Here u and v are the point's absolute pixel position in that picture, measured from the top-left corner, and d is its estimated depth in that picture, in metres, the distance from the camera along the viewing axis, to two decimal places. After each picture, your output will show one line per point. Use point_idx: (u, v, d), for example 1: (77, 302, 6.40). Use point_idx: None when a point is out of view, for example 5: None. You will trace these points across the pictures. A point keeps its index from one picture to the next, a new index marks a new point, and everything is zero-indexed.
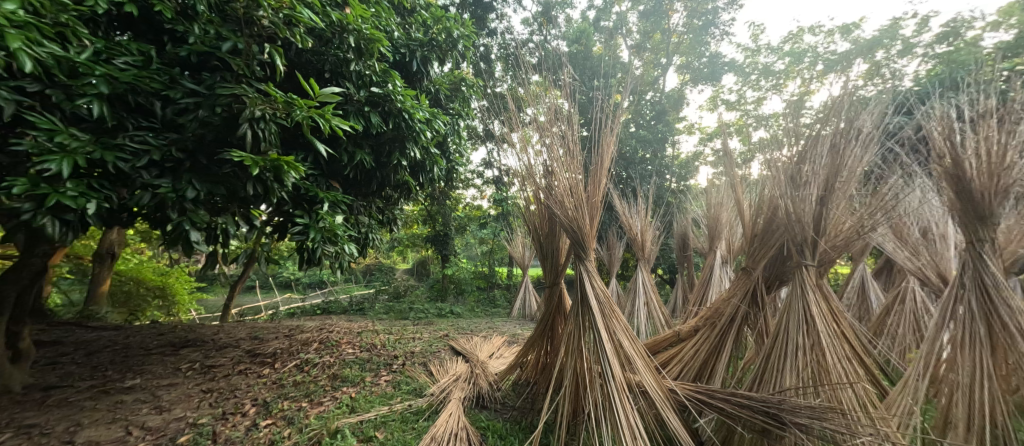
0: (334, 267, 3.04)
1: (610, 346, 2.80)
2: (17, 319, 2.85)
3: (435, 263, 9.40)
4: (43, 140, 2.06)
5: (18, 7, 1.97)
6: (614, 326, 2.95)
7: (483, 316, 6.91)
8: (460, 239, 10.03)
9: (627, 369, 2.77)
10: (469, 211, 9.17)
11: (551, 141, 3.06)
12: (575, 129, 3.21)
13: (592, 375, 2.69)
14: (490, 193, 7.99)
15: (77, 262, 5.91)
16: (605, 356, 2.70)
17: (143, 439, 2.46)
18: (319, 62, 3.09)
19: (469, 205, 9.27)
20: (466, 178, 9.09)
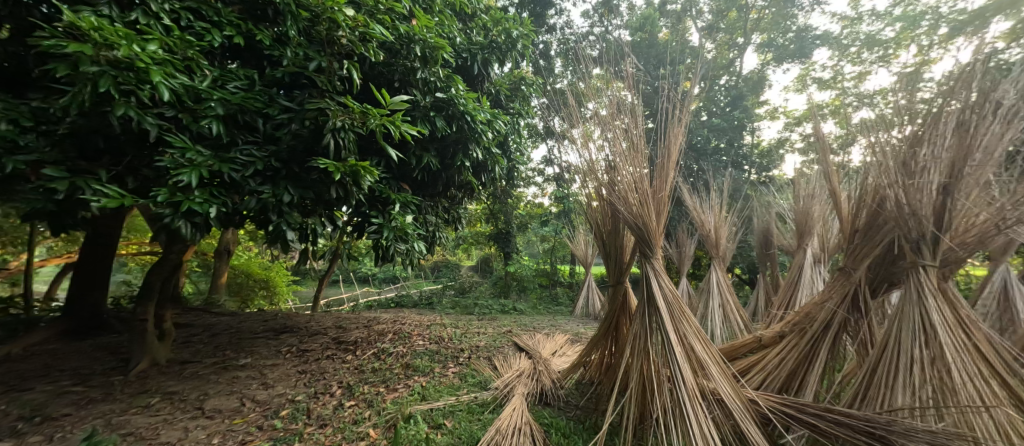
0: (406, 263, 3.27)
1: (680, 349, 2.65)
2: (161, 304, 3.47)
3: (499, 260, 9.61)
4: (177, 157, 2.48)
5: (158, 47, 2.39)
6: (685, 328, 2.78)
7: (546, 314, 6.90)
8: (522, 237, 10.12)
9: (700, 374, 2.61)
10: (531, 209, 9.31)
11: (613, 136, 2.97)
12: (638, 122, 3.07)
13: (661, 379, 2.58)
14: (552, 190, 7.98)
15: (202, 258, 6.99)
16: (675, 360, 2.57)
17: (253, 410, 2.87)
18: (389, 72, 3.31)
19: (530, 203, 9.37)
20: (527, 177, 9.16)
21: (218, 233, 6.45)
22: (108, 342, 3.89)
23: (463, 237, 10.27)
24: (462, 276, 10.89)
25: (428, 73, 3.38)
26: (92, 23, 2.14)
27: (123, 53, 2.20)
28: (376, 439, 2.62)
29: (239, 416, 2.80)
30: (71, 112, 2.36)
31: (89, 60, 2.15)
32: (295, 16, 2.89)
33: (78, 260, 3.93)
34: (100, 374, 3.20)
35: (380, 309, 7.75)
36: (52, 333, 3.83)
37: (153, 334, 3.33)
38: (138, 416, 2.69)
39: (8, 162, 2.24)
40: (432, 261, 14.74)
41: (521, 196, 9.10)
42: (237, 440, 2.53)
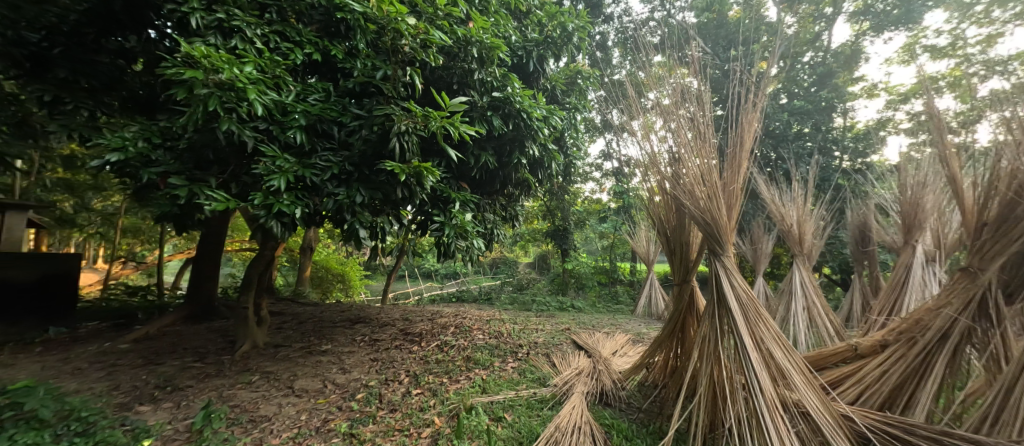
0: (466, 260, 3.37)
1: (757, 354, 2.43)
2: (259, 294, 3.94)
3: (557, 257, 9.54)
4: (270, 164, 2.79)
5: (252, 68, 2.70)
6: (762, 332, 2.54)
7: (605, 313, 6.72)
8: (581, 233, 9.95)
9: (780, 384, 2.37)
10: (589, 205, 9.12)
11: (678, 126, 2.79)
12: (706, 110, 2.85)
13: (734, 386, 2.39)
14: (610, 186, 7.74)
15: (290, 254, 7.81)
16: (751, 367, 2.36)
17: (334, 392, 3.17)
18: (449, 76, 3.44)
19: (588, 199, 9.16)
20: (585, 172, 8.95)
21: (303, 232, 7.18)
22: (219, 326, 4.51)
23: (521, 234, 10.38)
24: (519, 273, 11.01)
25: (485, 74, 3.45)
26: (202, 51, 2.48)
27: (226, 76, 2.52)
28: (440, 428, 2.75)
29: (322, 396, 3.10)
30: (187, 129, 2.76)
31: (200, 84, 2.50)
32: (363, 29, 3.10)
33: (195, 256, 4.60)
34: (214, 353, 3.73)
35: (443, 302, 8.11)
36: (178, 317, 4.53)
37: (253, 321, 3.80)
38: (242, 391, 3.09)
39: (142, 173, 2.68)
40: (492, 257, 15.10)
41: (578, 192, 8.96)
42: (321, 419, 2.81)
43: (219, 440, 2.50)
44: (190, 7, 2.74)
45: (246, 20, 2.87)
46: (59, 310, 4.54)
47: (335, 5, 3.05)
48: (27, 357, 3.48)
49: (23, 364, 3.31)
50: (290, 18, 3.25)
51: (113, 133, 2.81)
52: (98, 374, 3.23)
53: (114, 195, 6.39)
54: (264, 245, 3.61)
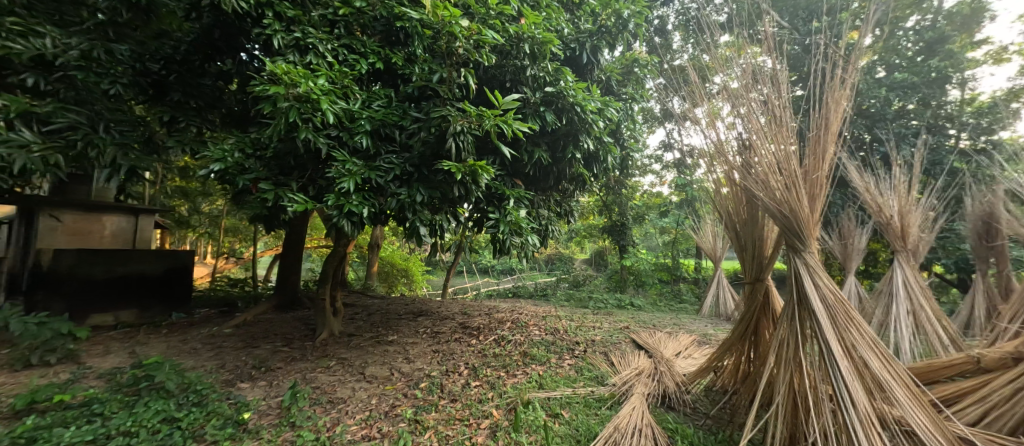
0: (521, 256, 3.40)
1: (848, 363, 2.14)
2: (334, 287, 4.30)
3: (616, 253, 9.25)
4: (341, 167, 2.99)
5: (324, 80, 2.93)
6: (856, 338, 2.22)
7: (668, 312, 6.38)
8: (640, 228, 9.56)
9: (878, 397, 2.08)
10: (648, 199, 8.71)
11: (748, 110, 2.52)
12: (782, 91, 2.54)
13: (819, 398, 2.14)
14: (672, 178, 7.33)
15: (360, 250, 8.45)
16: (840, 377, 2.10)
17: (399, 379, 3.38)
18: (501, 74, 3.48)
19: (648, 193, 8.79)
20: (643, 164, 8.58)
21: (371, 230, 7.75)
22: (302, 316, 5.00)
23: (578, 229, 10.23)
24: (576, 269, 10.88)
25: (537, 70, 3.43)
26: (283, 69, 2.73)
27: (303, 89, 2.76)
28: (498, 420, 2.82)
29: (390, 383, 3.32)
30: (271, 139, 3.07)
31: (282, 98, 2.76)
32: (420, 36, 3.22)
33: (282, 253, 5.13)
34: (299, 340, 4.14)
35: (501, 298, 8.25)
36: (270, 306, 5.10)
37: (329, 311, 4.16)
38: (322, 375, 3.41)
39: (236, 180, 3.04)
40: (548, 253, 15.10)
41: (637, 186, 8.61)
42: (389, 404, 3.02)
43: (303, 417, 2.79)
44: (273, 29, 3.03)
45: (318, 37, 3.12)
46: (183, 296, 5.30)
47: (395, 14, 3.20)
48: (157, 338, 4.13)
49: (154, 343, 3.93)
50: (356, 30, 3.47)
51: (214, 146, 3.21)
52: (209, 354, 3.74)
53: (219, 199, 7.32)
54: (337, 243, 3.93)
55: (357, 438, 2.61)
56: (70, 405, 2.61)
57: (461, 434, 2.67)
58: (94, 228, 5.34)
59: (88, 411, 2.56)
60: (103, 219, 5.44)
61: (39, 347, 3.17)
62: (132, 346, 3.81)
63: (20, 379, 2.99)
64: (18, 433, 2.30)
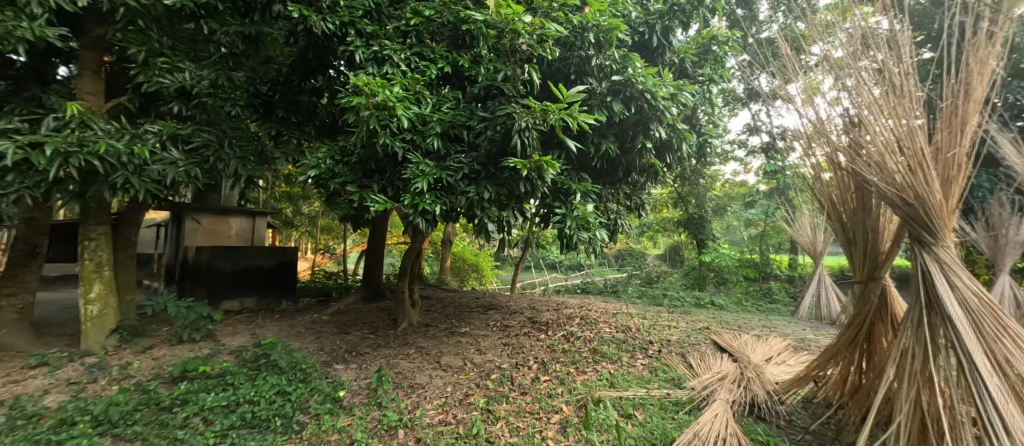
0: (589, 252, 3.31)
1: (1000, 383, 1.74)
2: (412, 281, 4.61)
3: (696, 248, 8.62)
4: (415, 168, 3.10)
5: (398, 88, 3.10)
6: (1011, 352, 1.79)
7: (756, 312, 5.77)
8: (721, 220, 8.81)
9: None
10: (730, 188, 8.31)
11: (857, 81, 2.08)
12: (905, 54, 2.05)
13: (958, 424, 1.77)
14: (761, 165, 6.57)
15: (434, 246, 8.95)
16: (988, 401, 1.71)
17: (472, 370, 3.52)
18: (566, 67, 3.48)
19: (730, 182, 8.38)
20: (724, 151, 7.92)
21: (442, 227, 8.32)
22: (386, 306, 5.45)
23: (653, 223, 9.74)
24: (649, 265, 10.40)
25: (603, 59, 3.33)
26: (364, 80, 2.94)
27: (381, 98, 2.93)
28: (568, 416, 2.82)
29: (463, 372, 3.49)
30: (356, 146, 3.30)
31: (364, 108, 2.95)
32: (485, 36, 3.27)
33: (368, 249, 5.62)
34: (383, 328, 4.52)
35: (569, 293, 8.16)
36: (359, 297, 5.62)
37: (408, 303, 4.48)
38: (403, 361, 3.68)
39: (328, 184, 3.39)
40: (621, 248, 14.62)
41: (715, 176, 8.38)
42: (463, 392, 3.17)
43: (388, 398, 3.04)
44: (354, 45, 3.30)
45: (393, 48, 3.34)
46: (290, 286, 6.06)
47: (461, 18, 3.30)
48: (272, 322, 4.79)
49: (271, 327, 4.57)
50: (426, 38, 3.66)
51: (310, 155, 3.60)
52: (311, 338, 4.24)
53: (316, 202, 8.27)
54: (414, 239, 4.21)
55: (435, 423, 2.78)
56: (210, 375, 3.15)
57: (532, 427, 2.72)
58: (223, 228, 6.35)
59: (222, 381, 3.07)
60: (229, 220, 6.45)
61: (188, 326, 3.87)
62: (253, 329, 4.47)
63: (176, 351, 3.68)
64: (175, 395, 2.85)
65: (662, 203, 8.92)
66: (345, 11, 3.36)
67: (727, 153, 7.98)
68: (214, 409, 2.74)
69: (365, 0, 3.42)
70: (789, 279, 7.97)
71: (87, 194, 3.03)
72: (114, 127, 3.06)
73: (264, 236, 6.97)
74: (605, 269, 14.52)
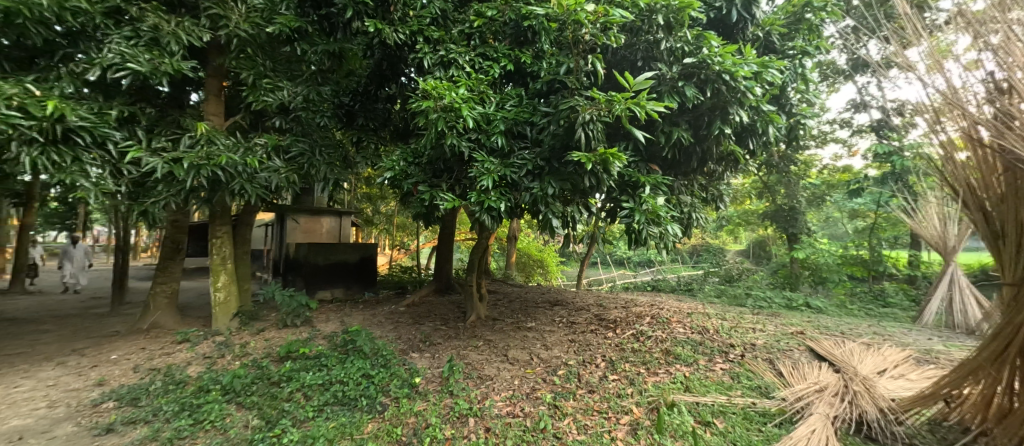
0: (660, 247, 3.13)
1: None
2: (480, 275, 4.77)
3: (788, 243, 7.73)
4: (480, 167, 3.17)
5: (463, 88, 3.20)
6: None
7: (864, 317, 5.00)
8: (819, 211, 7.78)
9: None
10: (830, 174, 7.62)
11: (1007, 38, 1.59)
12: None
13: None
14: (872, 146, 5.66)
15: (501, 242, 9.12)
16: None
17: (539, 365, 3.54)
18: (633, 53, 3.38)
19: (829, 168, 7.70)
20: (822, 132, 6.97)
21: (507, 223, 8.49)
22: (457, 300, 5.70)
23: (737, 215, 8.92)
24: (731, 263, 9.58)
25: (673, 42, 3.13)
26: (432, 84, 3.08)
27: (447, 99, 3.03)
28: (639, 418, 2.72)
29: (530, 367, 3.53)
30: (426, 148, 3.43)
31: (432, 111, 3.07)
32: (547, 30, 3.26)
33: (438, 246, 5.91)
34: (454, 321, 4.74)
35: (639, 291, 7.79)
36: (432, 290, 5.94)
37: (476, 296, 4.64)
38: (472, 353, 3.83)
39: (402, 185, 3.62)
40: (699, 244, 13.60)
41: (811, 161, 7.64)
42: (530, 386, 3.21)
43: (460, 387, 3.18)
44: (423, 52, 3.47)
45: (458, 51, 3.48)
46: (372, 278, 6.59)
47: (522, 14, 3.30)
48: (358, 312, 5.28)
49: (357, 316, 5.03)
50: (489, 38, 3.74)
51: (386, 158, 3.89)
52: (390, 328, 4.59)
53: (391, 201, 9.04)
54: (481, 235, 4.34)
55: (503, 414, 2.86)
56: (309, 356, 3.58)
57: (601, 426, 2.67)
58: (316, 226, 7.10)
59: (318, 362, 3.47)
60: (320, 220, 7.19)
61: (291, 313, 4.42)
62: (342, 317, 4.95)
63: (283, 334, 4.23)
64: (282, 372, 3.29)
65: (746, 194, 8.12)
66: (413, 20, 3.53)
67: (826, 134, 6.99)
68: (312, 386, 3.10)
69: (432, 8, 3.59)
70: (909, 279, 6.81)
71: (213, 199, 3.59)
72: (231, 142, 3.59)
73: (350, 233, 7.67)
74: (680, 266, 13.73)
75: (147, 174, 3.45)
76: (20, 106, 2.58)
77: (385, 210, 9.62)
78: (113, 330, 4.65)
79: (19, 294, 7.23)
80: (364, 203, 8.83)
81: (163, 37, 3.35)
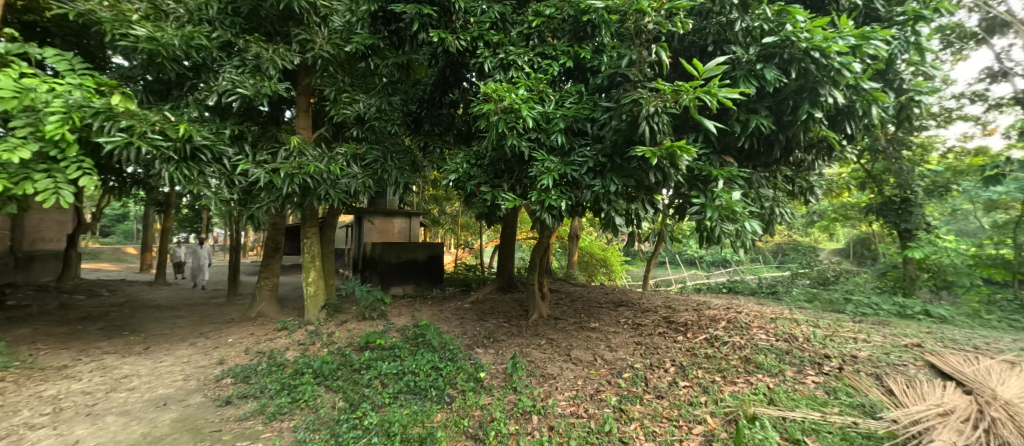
0: (737, 246, 2.87)
1: None
2: (541, 274, 4.79)
3: (902, 241, 6.65)
4: (540, 166, 3.16)
5: (522, 89, 3.22)
6: None
7: (1006, 330, 4.13)
8: (942, 203, 6.60)
9: None
10: (958, 159, 6.38)
11: None
12: None
13: None
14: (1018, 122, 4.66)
15: (563, 241, 9.10)
16: None
17: (603, 367, 3.46)
18: (703, 38, 3.17)
19: (955, 151, 6.47)
20: (947, 109, 5.89)
21: (569, 221, 8.45)
22: (520, 298, 5.79)
23: (833, 209, 7.88)
24: (825, 263, 8.52)
25: (749, 22, 2.90)
26: (492, 87, 3.14)
27: (506, 101, 3.07)
28: (714, 429, 2.53)
29: (594, 368, 3.46)
30: (487, 149, 3.50)
31: (493, 113, 3.12)
32: (608, 23, 3.16)
33: (501, 245, 6.03)
34: (516, 319, 4.82)
35: (714, 293, 7.24)
36: (496, 288, 6.09)
37: (538, 295, 4.66)
38: (535, 351, 3.85)
39: (465, 186, 3.74)
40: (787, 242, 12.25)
41: (931, 144, 6.50)
42: (594, 387, 3.15)
43: (523, 384, 3.22)
44: (483, 56, 3.56)
45: (517, 52, 3.51)
46: (439, 275, 6.92)
47: (581, 10, 3.24)
48: (427, 307, 5.58)
49: (426, 311, 5.32)
50: (548, 37, 3.76)
51: (451, 161, 4.06)
52: (456, 323, 4.78)
53: (456, 202, 9.48)
54: (541, 234, 4.36)
55: (567, 413, 2.84)
56: (384, 347, 3.88)
57: (670, 434, 2.53)
58: (388, 227, 7.64)
59: (393, 353, 3.73)
60: (393, 220, 7.73)
61: (369, 306, 4.82)
62: (413, 312, 5.27)
63: (363, 326, 4.63)
64: (362, 360, 3.60)
65: (844, 185, 7.13)
66: (474, 27, 3.64)
67: (952, 111, 5.88)
68: (388, 375, 3.35)
69: (491, 13, 3.68)
70: None
71: (304, 203, 4.03)
72: (318, 152, 4.01)
73: (418, 234, 8.13)
74: (762, 267, 12.55)
75: (252, 184, 3.99)
76: (161, 130, 3.13)
77: (451, 210, 10.07)
78: (229, 318, 5.43)
79: (162, 287, 8.72)
80: (432, 205, 9.29)
81: (263, 63, 3.86)
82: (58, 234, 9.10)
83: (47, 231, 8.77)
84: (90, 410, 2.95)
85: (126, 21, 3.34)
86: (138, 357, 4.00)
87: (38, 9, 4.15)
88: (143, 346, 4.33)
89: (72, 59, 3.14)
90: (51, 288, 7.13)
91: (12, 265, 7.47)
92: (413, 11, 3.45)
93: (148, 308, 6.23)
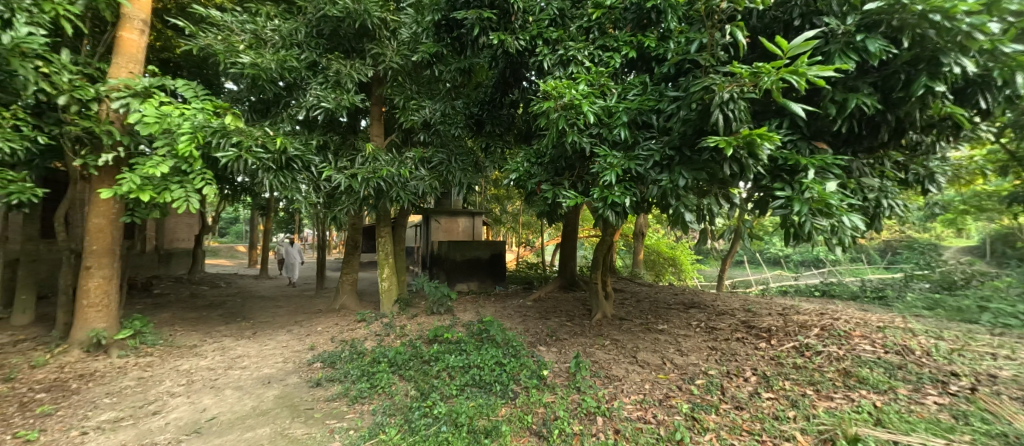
0: (831, 245, 2.51)
1: None
2: (604, 273, 4.66)
3: None
4: (603, 162, 3.05)
5: (582, 84, 3.15)
6: None
7: None
8: None
9: None
10: None
11: None
12: None
13: None
14: None
15: (627, 239, 8.80)
16: None
17: (673, 371, 3.27)
18: (787, 12, 2.84)
19: None
20: None
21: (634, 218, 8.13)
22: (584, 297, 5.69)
23: (963, 200, 6.63)
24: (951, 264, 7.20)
25: None
26: (551, 84, 3.11)
27: (566, 97, 3.02)
28: None
29: (663, 372, 3.28)
30: (547, 147, 3.48)
31: (552, 110, 3.07)
32: (674, 7, 2.98)
33: (563, 243, 5.98)
34: (580, 318, 4.74)
35: (804, 296, 6.50)
36: (559, 286, 6.06)
37: (601, 294, 4.54)
38: (599, 352, 3.74)
39: (526, 185, 3.77)
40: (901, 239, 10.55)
41: None
42: (663, 393, 2.99)
43: (587, 384, 3.16)
44: (543, 54, 3.55)
45: (577, 47, 3.45)
46: (502, 273, 7.04)
47: None
48: (492, 304, 5.71)
49: (490, 307, 5.46)
50: (608, 28, 3.64)
51: (512, 160, 4.11)
52: (519, 321, 4.84)
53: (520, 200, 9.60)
54: (604, 231, 4.24)
55: (634, 418, 2.73)
56: (451, 341, 4.06)
57: None
58: (452, 226, 7.96)
59: (459, 347, 3.89)
60: (457, 220, 8.04)
61: (438, 301, 5.06)
62: (479, 308, 5.45)
63: (432, 320, 4.89)
64: (431, 352, 3.79)
65: (977, 170, 5.95)
66: (533, 25, 3.65)
67: None
68: (456, 368, 3.50)
69: (551, 10, 3.65)
70: None
71: (379, 205, 4.34)
72: (390, 158, 4.32)
73: (481, 233, 8.36)
74: (867, 267, 10.95)
75: (335, 188, 4.39)
76: (263, 144, 3.58)
77: (515, 208, 10.23)
78: (319, 309, 6.07)
79: (268, 280, 10.02)
80: (496, 204, 9.50)
81: (343, 78, 4.24)
82: (189, 235, 10.87)
83: (181, 232, 10.50)
84: (213, 384, 3.49)
85: (234, 51, 3.88)
86: (248, 341, 4.64)
87: (170, 47, 4.99)
88: (252, 331, 5.03)
89: (196, 87, 3.70)
90: (186, 280, 8.54)
91: (157, 260, 9.04)
92: (474, 17, 3.55)
93: (256, 298, 7.19)
